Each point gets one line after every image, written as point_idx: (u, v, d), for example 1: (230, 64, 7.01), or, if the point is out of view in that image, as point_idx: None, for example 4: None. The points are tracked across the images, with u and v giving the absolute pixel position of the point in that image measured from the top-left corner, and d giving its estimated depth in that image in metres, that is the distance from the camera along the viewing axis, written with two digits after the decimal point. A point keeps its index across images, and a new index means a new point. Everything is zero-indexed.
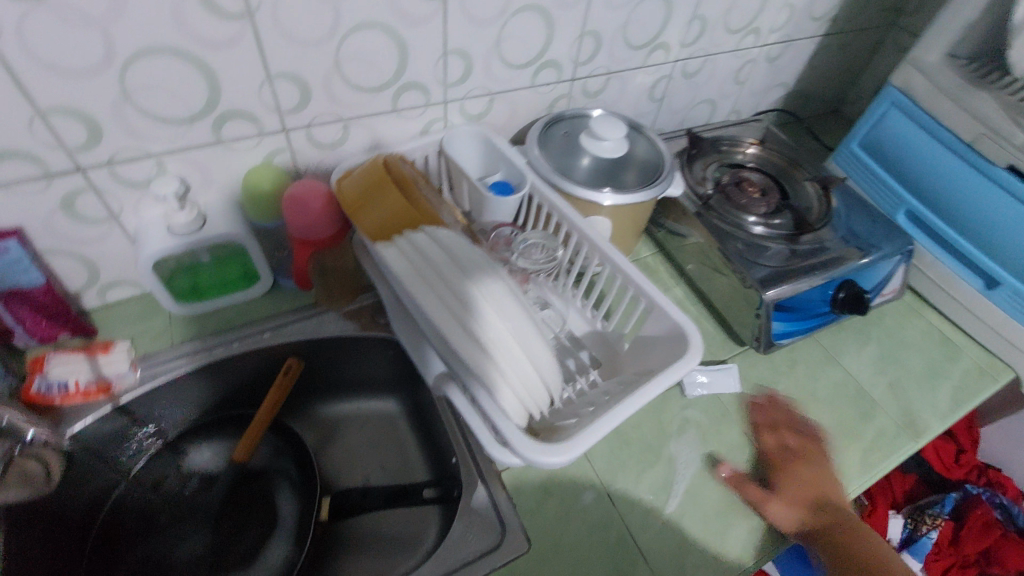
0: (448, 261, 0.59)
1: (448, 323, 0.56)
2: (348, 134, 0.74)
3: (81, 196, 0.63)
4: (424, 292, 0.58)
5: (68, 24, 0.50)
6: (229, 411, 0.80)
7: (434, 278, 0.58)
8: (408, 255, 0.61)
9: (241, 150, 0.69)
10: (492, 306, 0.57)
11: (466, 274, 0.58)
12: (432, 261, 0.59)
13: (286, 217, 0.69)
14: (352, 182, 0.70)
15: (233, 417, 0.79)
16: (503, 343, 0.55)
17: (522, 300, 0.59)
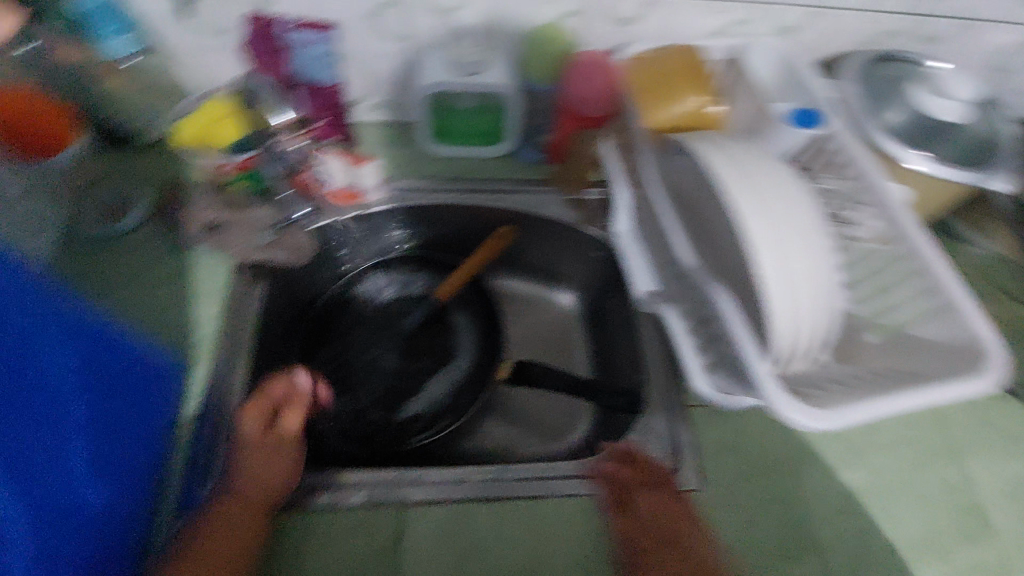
0: (762, 165, 0.49)
1: (751, 225, 0.45)
2: (649, 13, 0.66)
3: (390, 8, 0.63)
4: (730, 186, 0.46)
5: None
6: (431, 254, 0.82)
7: (746, 175, 0.47)
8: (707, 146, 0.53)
9: (542, 2, 0.64)
10: (802, 230, 0.46)
11: (779, 177, 0.48)
12: (742, 157, 0.49)
13: (568, 86, 0.63)
14: (648, 59, 0.63)
15: (433, 261, 0.82)
16: (805, 277, 0.45)
17: (829, 235, 0.48)
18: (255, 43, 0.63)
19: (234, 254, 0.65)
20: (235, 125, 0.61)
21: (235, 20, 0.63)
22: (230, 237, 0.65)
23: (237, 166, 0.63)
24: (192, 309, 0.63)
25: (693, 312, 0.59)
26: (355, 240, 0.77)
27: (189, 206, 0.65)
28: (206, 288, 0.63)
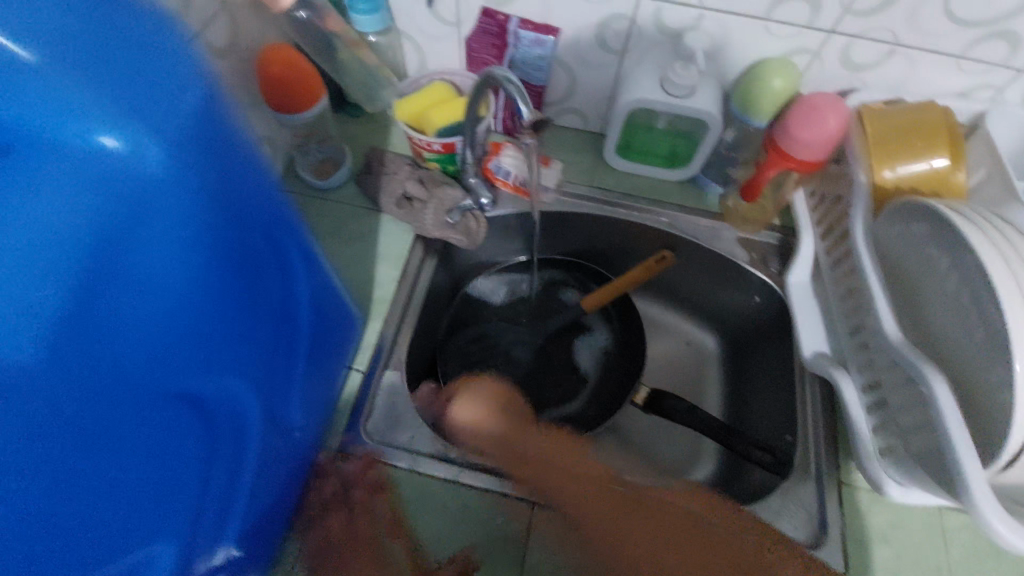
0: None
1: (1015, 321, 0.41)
2: (888, 63, 0.62)
3: (615, 22, 0.63)
4: (1004, 278, 0.43)
5: None
6: (581, 261, 0.80)
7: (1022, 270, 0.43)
8: (955, 215, 0.48)
9: (774, 37, 0.61)
10: None
11: None
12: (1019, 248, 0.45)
13: (788, 119, 0.59)
14: (889, 110, 0.58)
15: (582, 268, 0.80)
16: None
17: None
18: (480, 37, 0.68)
19: (416, 227, 0.68)
20: (455, 110, 0.65)
21: (472, 13, 0.66)
22: (419, 211, 0.67)
23: (442, 146, 0.65)
24: (371, 272, 0.67)
25: (877, 391, 0.54)
26: (516, 238, 0.76)
27: (386, 176, 0.69)
28: (391, 251, 0.68)
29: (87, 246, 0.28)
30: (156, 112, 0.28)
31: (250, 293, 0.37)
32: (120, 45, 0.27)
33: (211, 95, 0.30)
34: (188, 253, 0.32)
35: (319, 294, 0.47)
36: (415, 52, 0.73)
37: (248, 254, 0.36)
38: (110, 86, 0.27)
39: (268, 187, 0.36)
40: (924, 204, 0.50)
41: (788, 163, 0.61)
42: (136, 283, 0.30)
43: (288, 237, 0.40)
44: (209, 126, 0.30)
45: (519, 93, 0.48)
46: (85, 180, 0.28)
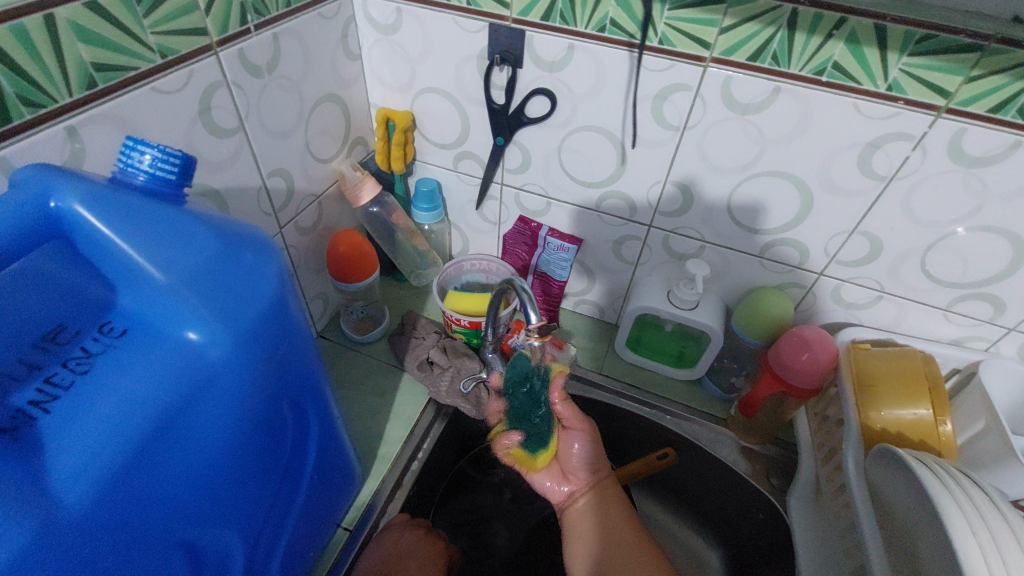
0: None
1: None
2: (877, 305, 0.67)
3: (629, 241, 0.74)
4: (965, 540, 0.42)
5: (745, 135, 0.58)
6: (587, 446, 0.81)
7: (986, 529, 0.43)
8: (944, 480, 0.48)
9: (769, 271, 0.69)
10: None
11: None
12: (986, 505, 0.45)
13: (779, 347, 0.65)
14: (878, 350, 0.62)
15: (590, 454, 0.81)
16: None
17: None
18: (515, 237, 0.80)
19: (431, 391, 0.74)
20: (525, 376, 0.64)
21: (510, 217, 0.79)
22: (436, 376, 0.74)
23: (468, 321, 0.75)
24: (382, 426, 0.71)
25: None
26: None
27: (414, 340, 0.78)
28: (403, 411, 0.73)
29: (152, 425, 0.31)
30: (237, 315, 0.34)
31: (265, 456, 0.40)
32: (228, 269, 0.34)
33: (281, 298, 0.36)
34: (233, 426, 0.36)
35: (325, 462, 0.50)
36: (460, 239, 0.86)
37: (274, 422, 0.40)
38: (210, 296, 0.33)
39: (306, 362, 0.42)
40: (906, 463, 0.50)
41: (781, 387, 0.65)
42: (181, 450, 0.33)
43: (311, 405, 0.44)
44: (275, 324, 0.36)
45: (529, 302, 0.57)
46: (169, 367, 0.32)
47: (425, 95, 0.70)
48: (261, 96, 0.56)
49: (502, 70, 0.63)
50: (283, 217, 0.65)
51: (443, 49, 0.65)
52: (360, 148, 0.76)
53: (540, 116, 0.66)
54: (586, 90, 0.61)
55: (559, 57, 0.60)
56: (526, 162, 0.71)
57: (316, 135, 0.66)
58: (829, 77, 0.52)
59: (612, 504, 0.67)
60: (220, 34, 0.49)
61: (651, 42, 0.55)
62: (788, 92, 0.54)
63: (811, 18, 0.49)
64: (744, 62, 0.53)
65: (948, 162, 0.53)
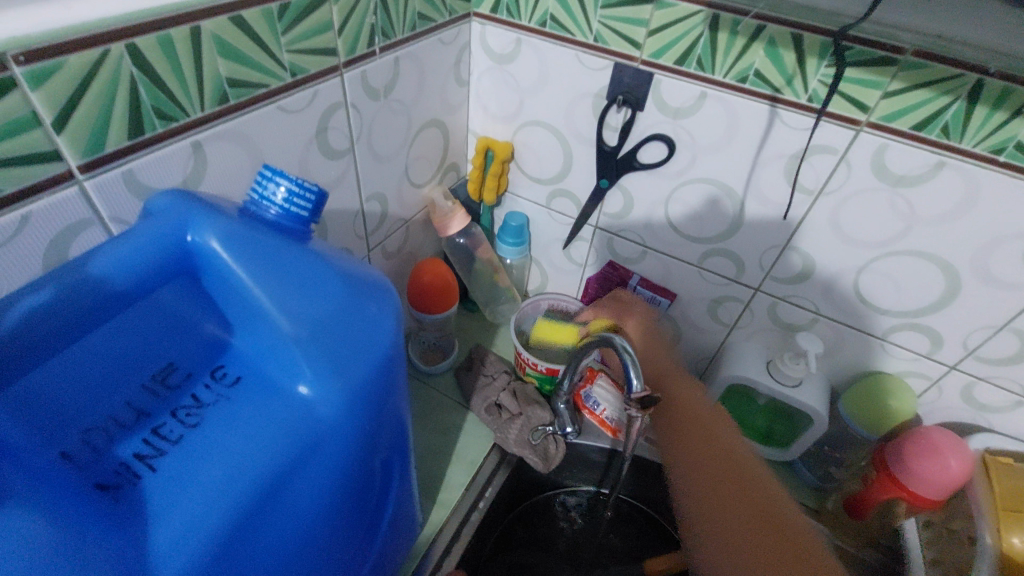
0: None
1: None
2: (1016, 412, 0.59)
3: (728, 303, 0.68)
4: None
5: (891, 210, 0.52)
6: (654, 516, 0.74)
7: None
8: None
9: (890, 356, 0.62)
10: None
11: None
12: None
13: (902, 446, 0.57)
14: (1020, 467, 0.55)
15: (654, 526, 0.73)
16: None
17: None
18: (600, 283, 0.75)
19: (498, 438, 0.69)
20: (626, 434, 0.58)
21: (599, 261, 0.75)
22: (505, 423, 0.69)
23: (545, 367, 0.71)
24: (445, 468, 0.67)
25: None
26: (593, 473, 0.74)
27: (483, 378, 0.74)
28: (467, 454, 0.69)
29: (260, 491, 0.28)
30: (354, 372, 0.30)
31: (352, 520, 0.36)
32: (351, 318, 0.31)
33: (395, 353, 0.32)
34: (333, 491, 0.32)
35: (398, 518, 0.46)
36: (540, 276, 0.82)
37: (366, 485, 0.36)
38: (330, 348, 0.30)
39: (402, 414, 0.38)
40: None
41: (898, 492, 0.58)
42: (281, 519, 0.29)
43: (397, 459, 0.40)
44: (386, 382, 0.32)
45: (632, 365, 0.51)
46: (278, 427, 0.29)
47: (530, 128, 0.67)
48: (373, 118, 0.54)
49: (620, 112, 0.60)
50: (373, 241, 0.62)
51: (559, 85, 0.62)
52: (453, 175, 0.74)
53: (653, 163, 0.61)
54: (710, 141, 0.57)
55: (687, 104, 0.56)
56: (627, 208, 0.67)
57: (416, 160, 0.64)
58: (1008, 158, 0.45)
59: (718, 455, 0.52)
60: (347, 55, 0.47)
61: (799, 99, 0.50)
62: (954, 169, 0.48)
63: (1000, 91, 0.43)
64: (907, 131, 0.48)
65: None
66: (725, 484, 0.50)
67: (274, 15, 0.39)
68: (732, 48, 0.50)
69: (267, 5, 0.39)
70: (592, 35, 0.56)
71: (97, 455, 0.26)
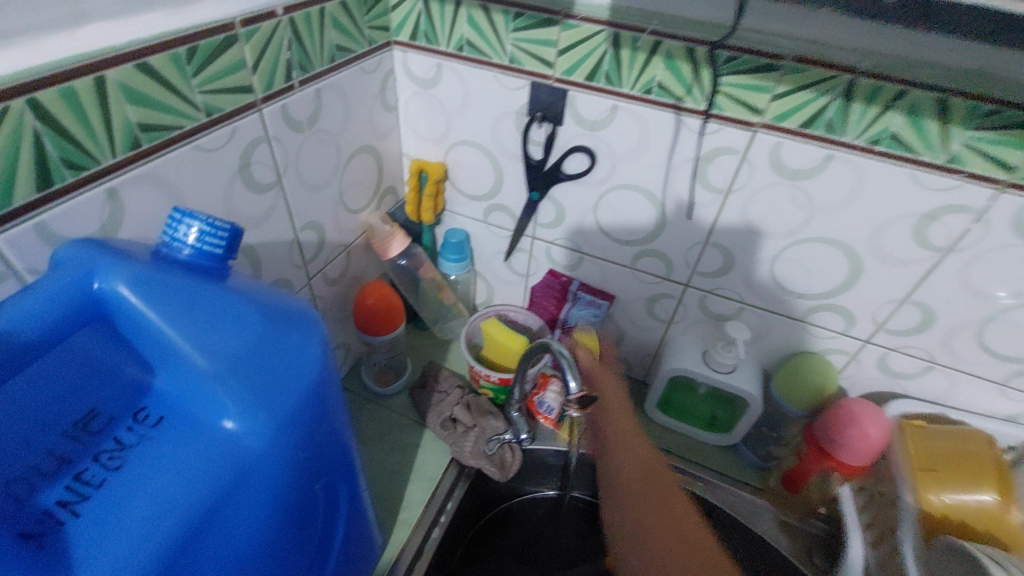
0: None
1: None
2: (927, 376, 0.64)
3: (663, 300, 0.71)
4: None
5: (793, 202, 0.57)
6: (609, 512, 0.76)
7: None
8: None
9: (812, 335, 0.66)
10: None
11: None
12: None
13: (825, 420, 0.62)
14: (932, 429, 0.60)
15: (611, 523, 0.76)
16: None
17: None
18: (543, 291, 0.76)
19: (455, 452, 0.70)
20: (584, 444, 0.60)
21: (540, 270, 0.77)
22: (460, 436, 0.70)
23: (498, 377, 0.72)
24: (404, 488, 0.67)
25: None
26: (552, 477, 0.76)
27: (436, 395, 0.75)
28: (426, 471, 0.69)
29: (189, 526, 0.28)
30: (279, 403, 0.31)
31: (297, 547, 0.36)
32: (274, 349, 0.32)
33: (323, 380, 0.33)
34: (269, 520, 0.32)
35: (351, 541, 0.47)
36: (486, 289, 0.84)
37: (309, 512, 0.36)
38: (253, 382, 0.31)
39: (342, 440, 0.39)
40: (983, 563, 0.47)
41: (827, 462, 0.62)
42: (213, 550, 0.30)
43: (343, 483, 0.41)
44: (315, 409, 0.33)
45: (569, 367, 0.54)
46: (205, 461, 0.30)
47: (460, 147, 0.69)
48: (299, 150, 0.55)
49: (541, 127, 0.63)
50: (312, 269, 0.63)
51: (482, 105, 0.64)
52: (390, 198, 0.75)
53: (578, 173, 0.64)
54: (626, 150, 0.60)
55: (601, 117, 0.59)
56: (559, 217, 0.70)
57: (349, 186, 0.65)
58: (884, 147, 0.50)
59: (656, 489, 0.55)
60: (264, 91, 0.48)
61: (698, 106, 0.54)
62: (840, 160, 0.52)
63: (870, 88, 0.48)
64: (795, 129, 0.52)
65: (1015, 237, 0.50)
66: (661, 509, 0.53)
67: (183, 59, 0.40)
68: (635, 63, 0.54)
69: (175, 50, 0.40)
70: (506, 57, 0.59)
71: (20, 505, 0.27)
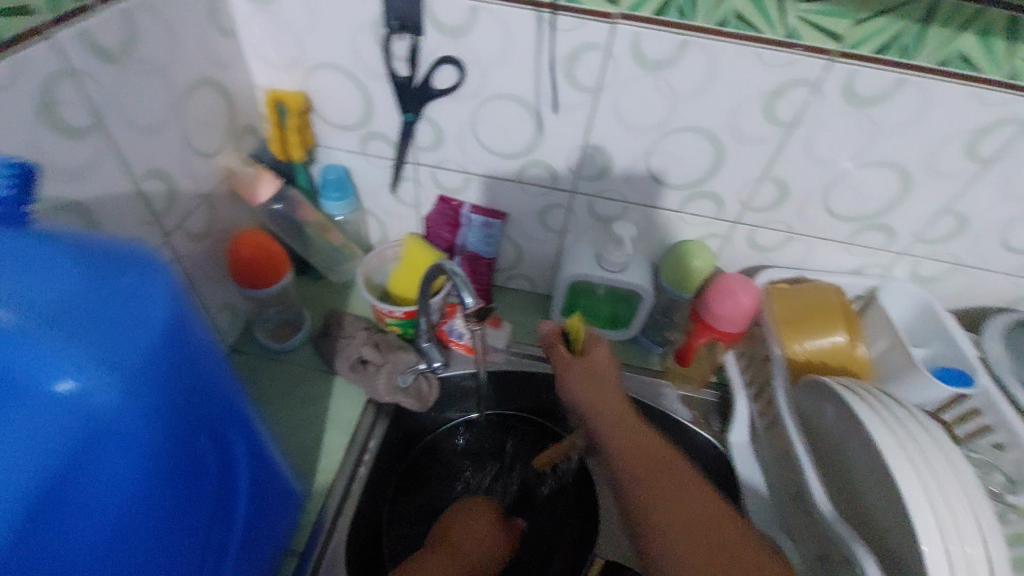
0: (935, 445, 0.50)
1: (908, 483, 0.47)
2: (787, 246, 0.71)
3: (554, 210, 0.72)
4: (903, 473, 0.48)
5: (658, 93, 0.58)
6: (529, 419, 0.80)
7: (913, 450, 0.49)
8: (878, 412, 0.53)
9: (691, 223, 0.71)
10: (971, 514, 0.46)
11: (946, 453, 0.50)
12: (908, 424, 0.52)
13: (706, 297, 0.67)
14: (794, 288, 0.68)
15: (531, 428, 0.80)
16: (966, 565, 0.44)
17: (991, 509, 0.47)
18: (438, 219, 0.76)
19: (369, 392, 0.69)
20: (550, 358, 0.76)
21: (430, 198, 0.75)
22: (372, 376, 0.69)
23: (402, 312, 0.71)
24: (322, 437, 0.66)
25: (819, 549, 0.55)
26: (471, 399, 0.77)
27: (342, 340, 0.72)
28: (342, 416, 0.68)
29: (28, 496, 0.26)
30: (121, 350, 0.28)
31: (189, 503, 0.34)
32: (104, 293, 0.28)
33: (178, 322, 0.31)
34: (140, 476, 0.30)
35: (260, 493, 0.45)
36: (378, 226, 0.81)
37: (195, 465, 0.34)
38: (89, 332, 0.27)
39: (222, 384, 0.37)
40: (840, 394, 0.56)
41: (712, 334, 0.68)
42: (73, 517, 0.28)
43: (233, 432, 0.39)
44: (175, 353, 0.31)
45: (463, 285, 0.54)
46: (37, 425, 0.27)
47: (318, 72, 0.63)
48: (118, 85, 0.47)
49: (402, 39, 0.58)
50: (168, 224, 0.56)
51: (332, 19, 0.58)
52: (250, 138, 0.68)
53: (449, 87, 0.62)
54: (493, 55, 0.58)
55: (462, 21, 0.56)
56: (438, 139, 0.67)
57: (194, 126, 0.58)
58: (731, 28, 0.52)
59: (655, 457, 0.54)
60: (48, 12, 0.40)
61: (557, 0, 0.53)
62: (695, 46, 0.54)
63: None
64: (651, 17, 0.53)
65: (845, 104, 0.56)
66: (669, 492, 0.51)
67: None
68: None
69: None
70: None
71: None
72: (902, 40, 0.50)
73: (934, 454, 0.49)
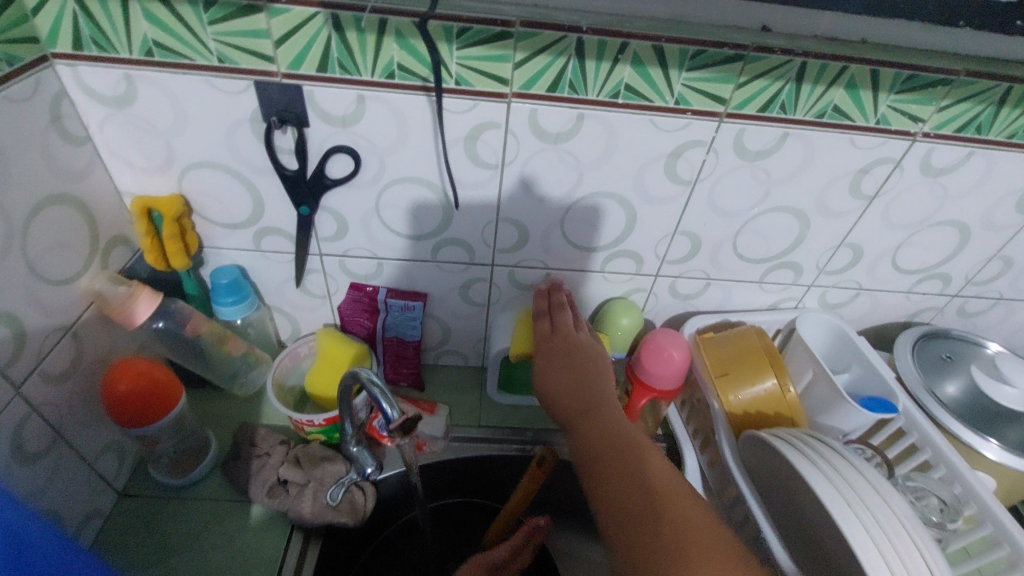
0: (871, 489, 0.51)
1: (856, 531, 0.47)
2: (707, 291, 0.72)
3: (476, 284, 0.69)
4: (851, 524, 0.48)
5: (562, 164, 0.57)
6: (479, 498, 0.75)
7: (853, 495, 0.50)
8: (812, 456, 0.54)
9: (614, 281, 0.70)
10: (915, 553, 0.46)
11: (883, 491, 0.50)
12: (845, 472, 0.52)
13: (640, 357, 0.67)
14: (720, 337, 0.69)
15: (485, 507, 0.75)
16: None
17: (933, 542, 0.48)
18: (352, 307, 0.70)
19: (293, 517, 0.61)
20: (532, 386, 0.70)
21: (340, 287, 0.69)
22: (295, 498, 0.61)
23: (323, 419, 0.64)
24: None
25: None
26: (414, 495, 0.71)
27: (257, 461, 0.63)
28: (265, 550, 0.60)
29: None
30: None
31: None
32: None
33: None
34: None
35: None
36: (287, 321, 0.74)
37: None
38: None
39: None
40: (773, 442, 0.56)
41: (651, 393, 0.67)
42: None
43: None
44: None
45: (382, 393, 0.50)
46: None
47: (195, 172, 0.57)
48: None
49: (285, 132, 0.54)
50: (17, 373, 0.47)
51: (203, 118, 0.53)
52: (121, 250, 0.60)
53: (345, 176, 0.58)
54: (389, 141, 0.55)
55: (350, 111, 0.52)
56: (341, 228, 0.63)
57: (43, 252, 0.49)
58: (624, 99, 0.52)
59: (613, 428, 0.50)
60: None
61: (448, 84, 0.51)
62: (591, 117, 0.54)
63: (597, 45, 0.49)
64: (544, 94, 0.52)
65: (737, 159, 0.58)
66: (617, 455, 0.47)
67: None
68: (366, 45, 0.48)
69: None
70: (213, 56, 0.49)
71: None
72: (781, 98, 0.53)
73: (871, 496, 0.50)
